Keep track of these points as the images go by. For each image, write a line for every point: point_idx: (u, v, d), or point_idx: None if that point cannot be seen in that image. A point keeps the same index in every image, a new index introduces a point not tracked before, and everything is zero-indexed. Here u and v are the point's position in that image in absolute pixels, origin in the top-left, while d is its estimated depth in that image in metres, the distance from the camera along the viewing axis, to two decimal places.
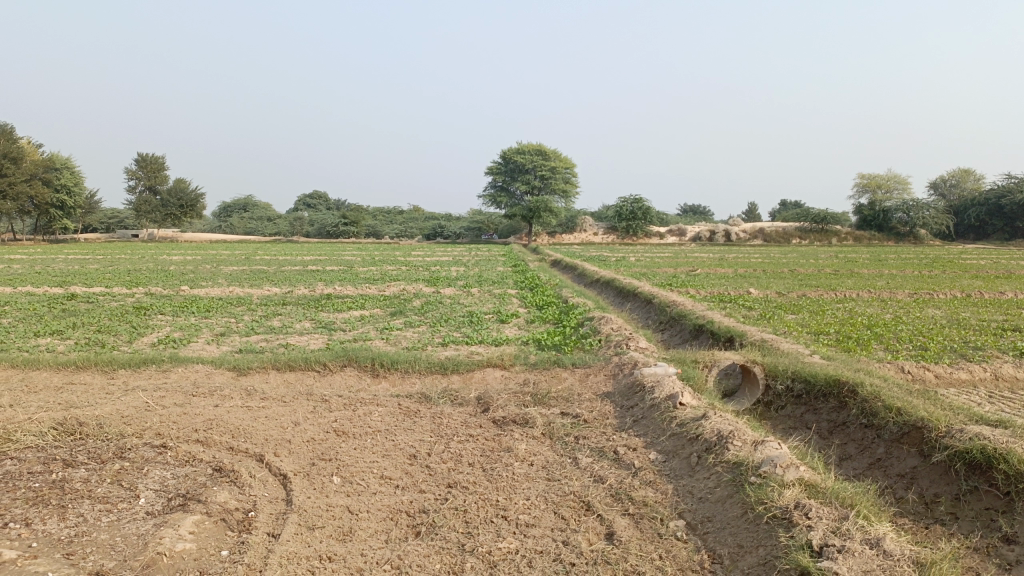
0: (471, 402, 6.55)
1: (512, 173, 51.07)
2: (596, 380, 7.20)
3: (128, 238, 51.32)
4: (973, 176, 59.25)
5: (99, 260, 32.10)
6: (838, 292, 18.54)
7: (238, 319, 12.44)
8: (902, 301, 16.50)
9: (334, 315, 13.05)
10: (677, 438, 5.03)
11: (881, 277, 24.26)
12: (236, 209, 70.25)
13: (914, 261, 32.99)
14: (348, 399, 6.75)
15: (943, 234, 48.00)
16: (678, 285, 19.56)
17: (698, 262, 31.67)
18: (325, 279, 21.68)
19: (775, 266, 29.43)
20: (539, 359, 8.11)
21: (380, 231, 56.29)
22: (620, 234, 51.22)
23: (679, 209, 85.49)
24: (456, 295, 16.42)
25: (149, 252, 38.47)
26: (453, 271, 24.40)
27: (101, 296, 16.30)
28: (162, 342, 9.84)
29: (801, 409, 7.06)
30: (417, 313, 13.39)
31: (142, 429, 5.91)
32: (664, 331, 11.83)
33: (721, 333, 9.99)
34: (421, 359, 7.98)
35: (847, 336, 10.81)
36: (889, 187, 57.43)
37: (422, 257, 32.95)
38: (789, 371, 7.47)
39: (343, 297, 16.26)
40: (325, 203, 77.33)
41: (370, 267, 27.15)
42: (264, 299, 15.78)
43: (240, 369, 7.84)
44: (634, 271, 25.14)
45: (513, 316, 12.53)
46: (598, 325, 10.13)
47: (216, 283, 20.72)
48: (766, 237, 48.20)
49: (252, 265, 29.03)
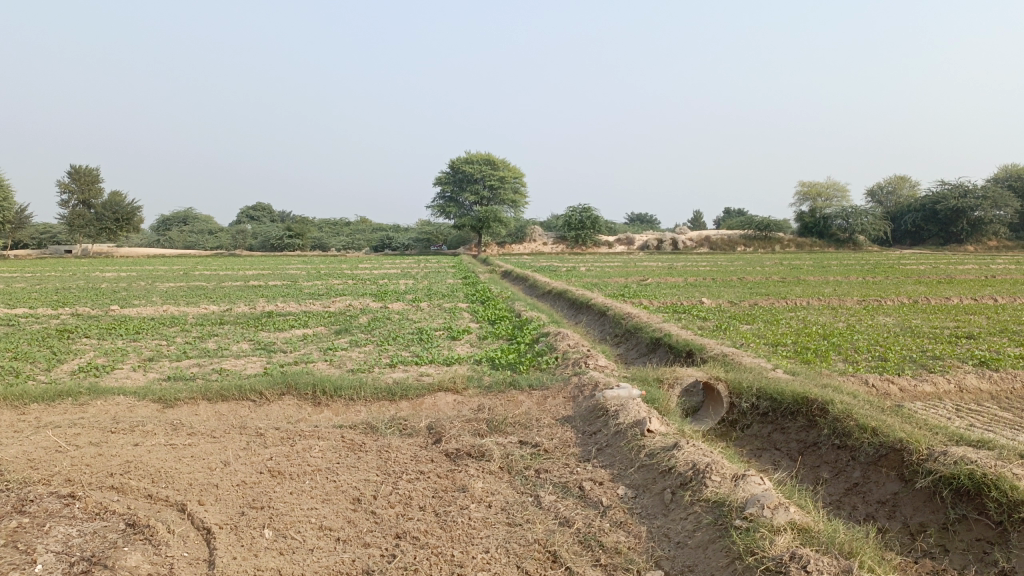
0: (420, 432, 6.03)
1: (460, 183, 50.59)
2: (555, 403, 6.76)
3: (62, 254, 49.21)
4: (908, 183, 60.97)
5: (26, 278, 30.49)
6: (789, 300, 18.54)
7: (170, 341, 11.65)
8: (853, 309, 16.51)
9: (275, 335, 12.35)
10: (646, 471, 4.61)
11: (828, 285, 24.45)
12: (176, 223, 68.10)
13: (856, 268, 33.57)
14: (285, 433, 6.17)
15: (881, 240, 49.20)
16: (631, 296, 19.33)
17: (648, 271, 31.65)
18: (267, 295, 20.84)
19: (724, 275, 29.52)
20: (494, 381, 7.64)
21: (327, 244, 55.19)
22: (569, 243, 51.15)
23: (627, 217, 86.09)
24: (405, 310, 15.87)
25: (82, 269, 36.80)
26: (402, 284, 23.78)
27: (21, 318, 15.24)
28: (83, 370, 9.06)
29: (768, 428, 6.75)
30: (364, 330, 12.77)
31: (48, 475, 5.24)
32: (621, 345, 11.48)
33: (679, 347, 9.66)
34: (367, 384, 7.43)
35: (805, 347, 10.60)
36: (829, 195, 58.67)
37: (369, 270, 32.18)
38: (754, 387, 7.16)
39: (286, 314, 15.53)
40: (269, 216, 75.55)
41: (316, 281, 26.32)
42: (201, 318, 14.96)
43: (167, 401, 7.17)
44: (585, 282, 24.86)
45: (464, 332, 12.04)
46: (553, 341, 9.70)
47: (150, 301, 19.71)
48: (712, 245, 48.67)
49: (191, 281, 27.88)
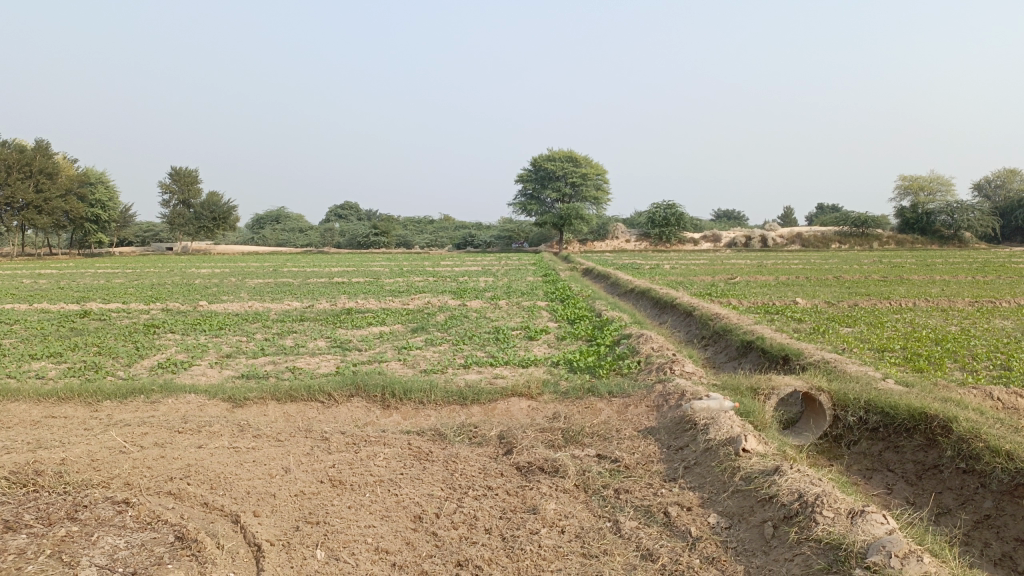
0: (491, 442, 5.62)
1: (542, 180, 50.19)
2: (637, 413, 6.24)
3: (162, 251, 51.42)
4: (1020, 176, 56.85)
5: (128, 274, 31.82)
6: (892, 300, 17.28)
7: (249, 337, 11.67)
8: (965, 310, 15.21)
9: (352, 333, 12.22)
10: (742, 498, 4.05)
11: (934, 284, 22.82)
12: (268, 221, 70.32)
13: (963, 266, 31.39)
14: (350, 438, 5.86)
15: (989, 236, 46.05)
16: (717, 295, 18.47)
17: (735, 269, 30.45)
18: (349, 292, 20.93)
19: (818, 273, 28.05)
20: (572, 386, 7.16)
21: (410, 241, 55.82)
22: (653, 241, 49.99)
23: (714, 214, 83.90)
24: (483, 308, 15.56)
25: (179, 265, 38.25)
26: (482, 281, 23.54)
27: (115, 313, 15.72)
28: (161, 366, 9.07)
29: (879, 446, 6.08)
30: (441, 329, 12.50)
31: (108, 479, 5.09)
32: (708, 348, 10.82)
33: (774, 352, 8.96)
34: (438, 387, 7.08)
35: (915, 354, 9.67)
36: (932, 190, 55.33)
37: (450, 267, 32.18)
38: (862, 400, 6.47)
39: (365, 311, 15.47)
40: (356, 213, 77.13)
41: (398, 278, 26.39)
42: (282, 314, 15.05)
43: (236, 400, 7.02)
44: (669, 280, 24.04)
45: (543, 332, 11.59)
46: (635, 343, 9.14)
47: (238, 296, 20.12)
48: (803, 242, 46.60)
49: (279, 278, 28.44)
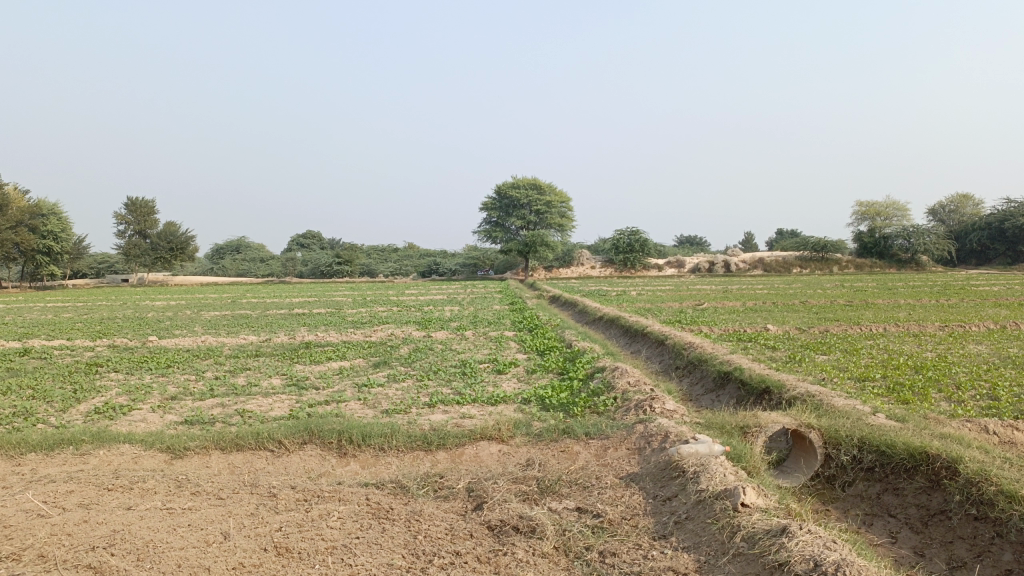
0: (459, 495, 5.07)
1: (506, 208, 49.90)
2: (617, 457, 5.75)
3: (117, 283, 49.89)
4: (972, 200, 58.17)
5: (79, 308, 30.60)
6: (862, 326, 17.11)
7: (199, 376, 10.93)
8: (937, 336, 15.05)
9: (309, 369, 11.54)
10: (747, 564, 3.57)
11: (901, 308, 22.82)
12: (228, 251, 68.87)
13: (924, 290, 31.65)
14: (302, 493, 5.25)
15: (944, 260, 46.87)
16: (688, 323, 18.12)
17: (701, 294, 30.33)
18: (309, 324, 20.18)
19: (783, 298, 28.03)
20: (546, 427, 6.64)
21: (374, 270, 55.04)
22: (618, 267, 49.91)
23: (677, 240, 84.52)
24: (448, 340, 14.99)
25: (133, 298, 37.00)
26: (447, 311, 22.97)
27: (57, 351, 14.79)
28: (97, 411, 8.33)
29: (876, 488, 5.67)
30: (404, 363, 11.88)
31: (18, 550, 4.40)
32: (683, 380, 10.42)
33: (754, 384, 8.56)
34: (400, 431, 6.50)
35: (896, 383, 9.34)
36: (888, 215, 56.33)
37: (414, 296, 31.57)
38: (855, 438, 6.08)
39: (324, 345, 14.78)
40: (319, 243, 76.04)
41: (360, 309, 25.68)
42: (237, 350, 14.30)
43: (177, 450, 6.35)
44: (637, 307, 23.73)
45: (511, 364, 11.08)
46: (610, 377, 8.66)
47: (191, 331, 19.24)
48: (766, 267, 46.89)
49: (237, 309, 27.50)
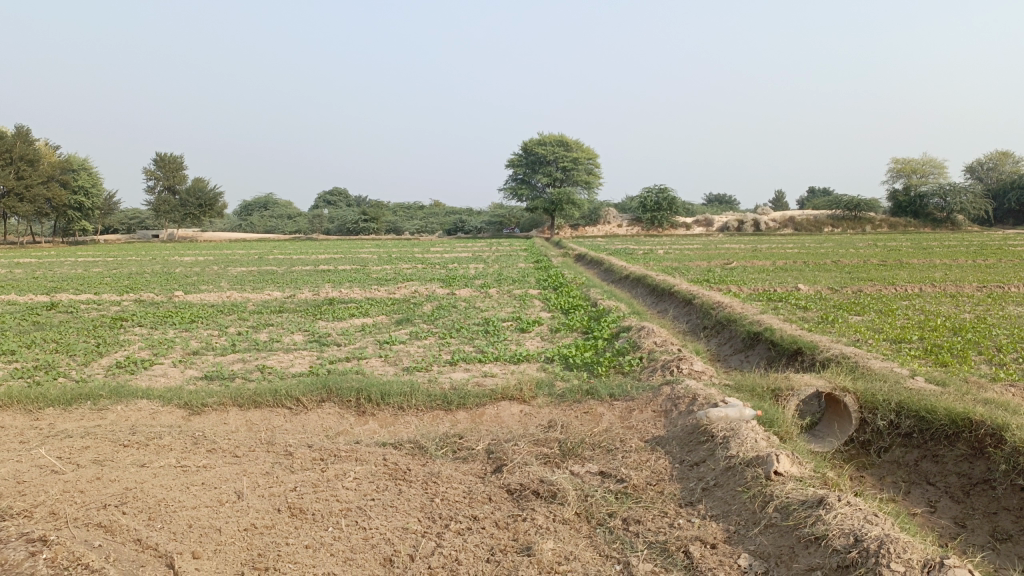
0: (478, 457, 4.92)
1: (533, 165, 49.26)
2: (642, 419, 5.55)
3: (148, 239, 50.34)
4: (1012, 158, 56.34)
5: (109, 263, 30.85)
6: (896, 286, 16.63)
7: (221, 332, 10.89)
8: (975, 296, 14.57)
9: (331, 325, 11.45)
10: (780, 537, 3.37)
11: (936, 268, 22.21)
12: (256, 208, 69.17)
13: (961, 250, 30.84)
14: (318, 452, 5.14)
15: (981, 219, 45.60)
16: (716, 282, 17.77)
17: (729, 253, 29.80)
18: (334, 280, 20.11)
19: (814, 257, 27.42)
20: (569, 387, 6.46)
21: (401, 228, 54.98)
22: (645, 226, 49.28)
23: (705, 198, 83.27)
24: (472, 297, 14.82)
25: (163, 253, 37.35)
26: (472, 269, 22.78)
27: (84, 305, 14.87)
28: (119, 365, 8.30)
29: (914, 455, 5.44)
30: (427, 320, 11.75)
31: (31, 507, 4.34)
32: (712, 340, 10.17)
33: (785, 345, 8.29)
34: (420, 390, 6.35)
35: (935, 345, 9.00)
36: (924, 172, 54.82)
37: (440, 253, 31.40)
38: (893, 402, 5.82)
39: (348, 302, 14.69)
40: (345, 200, 76.07)
41: (386, 265, 25.59)
42: (261, 305, 14.27)
43: (194, 406, 6.27)
44: (665, 266, 23.36)
45: (535, 322, 10.88)
46: (636, 337, 8.44)
47: (217, 286, 19.29)
48: (796, 226, 45.98)
49: (263, 266, 27.54)
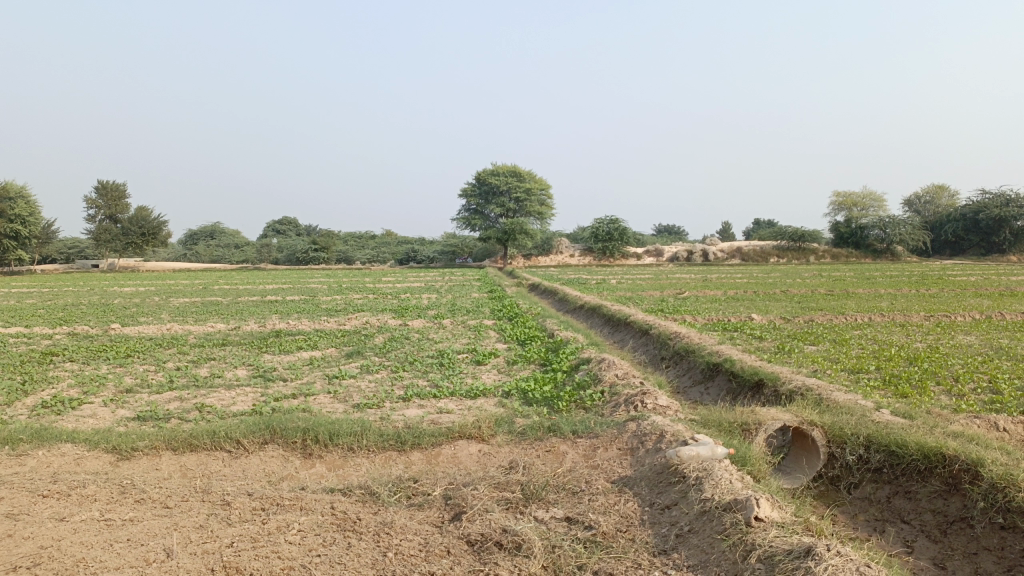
0: (435, 504, 4.56)
1: (485, 195, 49.22)
2: (608, 458, 5.27)
3: (87, 269, 48.62)
4: (947, 191, 58.49)
5: (44, 294, 29.57)
6: (847, 316, 16.81)
7: (159, 367, 10.30)
8: (924, 326, 14.77)
9: (278, 359, 10.94)
10: None
11: (883, 298, 22.65)
12: (202, 237, 67.61)
13: (903, 280, 31.62)
14: (259, 502, 4.72)
15: (919, 250, 47.05)
16: (671, 312, 17.72)
17: (682, 283, 30.00)
18: (282, 312, 19.49)
19: (765, 287, 27.75)
20: (530, 424, 6.15)
21: (351, 257, 54.27)
22: (597, 256, 49.55)
23: (655, 229, 84.44)
24: (425, 329, 14.44)
25: (102, 283, 36.01)
26: (424, 299, 22.40)
27: (12, 339, 14.02)
28: (45, 405, 7.69)
29: (887, 491, 5.27)
30: (379, 353, 11.34)
31: None
32: (671, 371, 10.01)
33: (746, 377, 8.14)
34: (372, 429, 5.97)
35: (893, 375, 8.96)
36: (864, 204, 56.49)
37: (392, 283, 30.88)
38: (863, 436, 5.67)
39: (296, 334, 14.16)
40: (295, 229, 74.95)
41: (336, 296, 25.01)
42: (203, 338, 13.65)
43: (123, 451, 5.78)
44: (619, 296, 23.34)
45: (491, 355, 10.57)
46: (596, 369, 8.20)
47: (158, 318, 18.51)
48: (743, 256, 46.76)
49: (208, 296, 26.66)
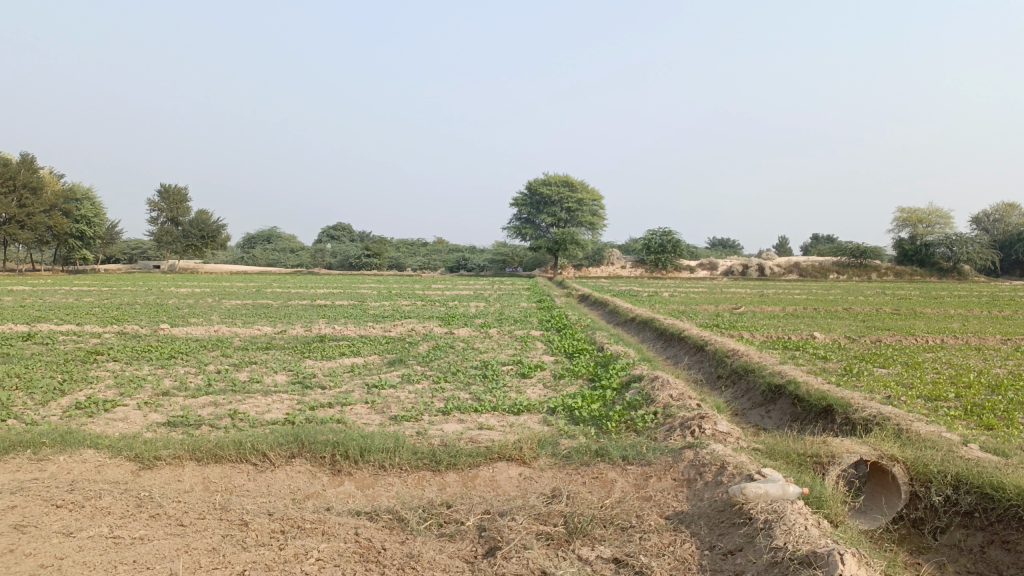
0: (468, 536, 4.12)
1: (537, 204, 48.81)
2: (662, 490, 4.75)
3: (148, 269, 49.80)
4: (1018, 210, 55.89)
5: (105, 293, 30.12)
6: (916, 337, 15.82)
7: (200, 369, 10.11)
8: (1002, 350, 13.75)
9: (319, 366, 10.66)
10: None
11: (954, 319, 21.45)
12: (259, 241, 68.74)
13: (972, 300, 30.07)
14: (279, 523, 4.34)
15: (988, 270, 44.94)
16: (727, 328, 16.96)
17: (737, 298, 29.06)
18: (329, 316, 19.32)
19: (825, 304, 26.65)
20: (576, 446, 5.67)
21: (403, 264, 54.43)
22: (649, 268, 48.65)
23: (710, 242, 82.87)
24: (471, 338, 14.04)
25: (160, 284, 36.68)
26: (472, 307, 22.03)
27: (63, 337, 14.08)
28: (79, 407, 7.50)
29: (980, 539, 4.64)
30: (421, 362, 10.97)
31: None
32: (728, 391, 9.40)
33: (812, 402, 7.51)
34: (405, 446, 5.56)
35: (976, 404, 8.19)
36: (930, 221, 54.33)
37: (441, 291, 30.63)
38: (951, 474, 5.02)
39: (340, 340, 13.92)
40: (348, 235, 75.71)
41: (385, 302, 24.83)
42: (248, 341, 13.50)
43: (145, 460, 5.49)
44: (671, 309, 22.62)
45: (538, 368, 10.10)
46: (649, 388, 7.66)
47: (207, 320, 18.52)
48: (801, 271, 45.31)
49: (259, 299, 26.81)
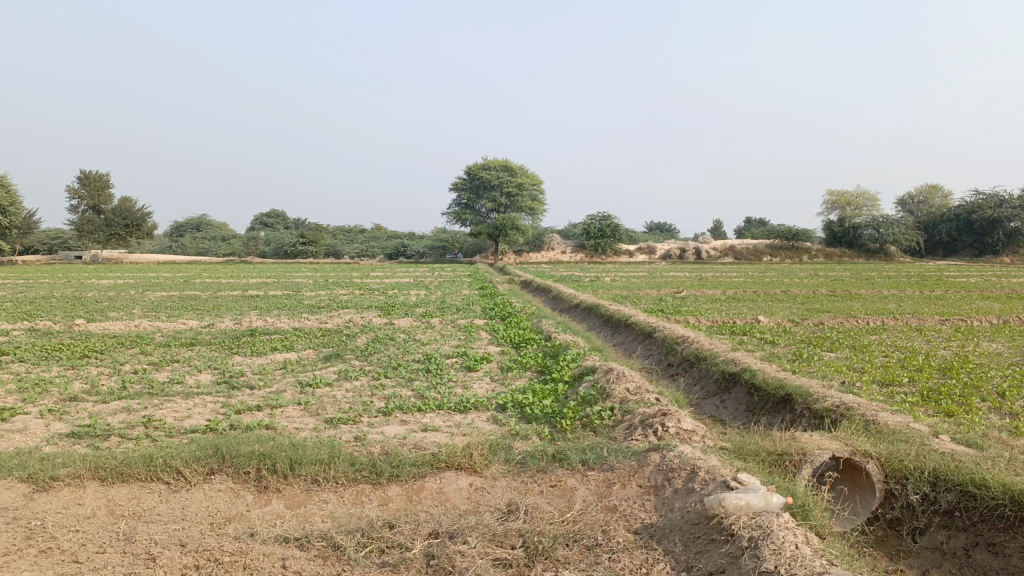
0: (415, 565, 3.61)
1: (477, 189, 48.19)
2: (629, 500, 4.31)
3: (70, 260, 47.30)
4: (941, 192, 57.89)
5: (19, 285, 28.28)
6: (857, 318, 15.89)
7: (115, 370, 9.27)
8: (942, 331, 13.85)
9: (248, 362, 9.92)
10: None
11: (889, 300, 21.76)
12: (189, 229, 66.20)
13: (902, 280, 30.79)
14: (194, 557, 3.74)
15: (912, 251, 46.34)
16: (671, 313, 16.76)
17: (678, 282, 29.12)
18: (261, 308, 18.35)
19: (764, 286, 26.89)
20: (531, 450, 5.20)
21: (340, 252, 53.15)
22: (589, 253, 48.59)
23: (647, 227, 83.61)
24: (412, 328, 13.44)
25: (80, 275, 34.72)
26: (412, 295, 21.39)
27: None
28: None
29: (963, 542, 4.35)
30: (360, 356, 10.33)
31: None
32: (679, 380, 9.10)
33: (770, 391, 7.22)
34: (342, 456, 4.99)
35: (932, 388, 8.04)
36: (858, 204, 55.80)
37: (380, 279, 29.75)
38: (929, 470, 4.74)
39: (272, 333, 13.12)
40: (282, 222, 73.56)
41: (321, 291, 23.95)
42: (171, 337, 12.58)
43: (39, 481, 4.76)
44: (614, 294, 22.40)
45: (484, 359, 9.60)
46: (604, 381, 7.25)
47: (128, 314, 17.37)
48: (736, 254, 45.87)
49: (187, 290, 25.51)
